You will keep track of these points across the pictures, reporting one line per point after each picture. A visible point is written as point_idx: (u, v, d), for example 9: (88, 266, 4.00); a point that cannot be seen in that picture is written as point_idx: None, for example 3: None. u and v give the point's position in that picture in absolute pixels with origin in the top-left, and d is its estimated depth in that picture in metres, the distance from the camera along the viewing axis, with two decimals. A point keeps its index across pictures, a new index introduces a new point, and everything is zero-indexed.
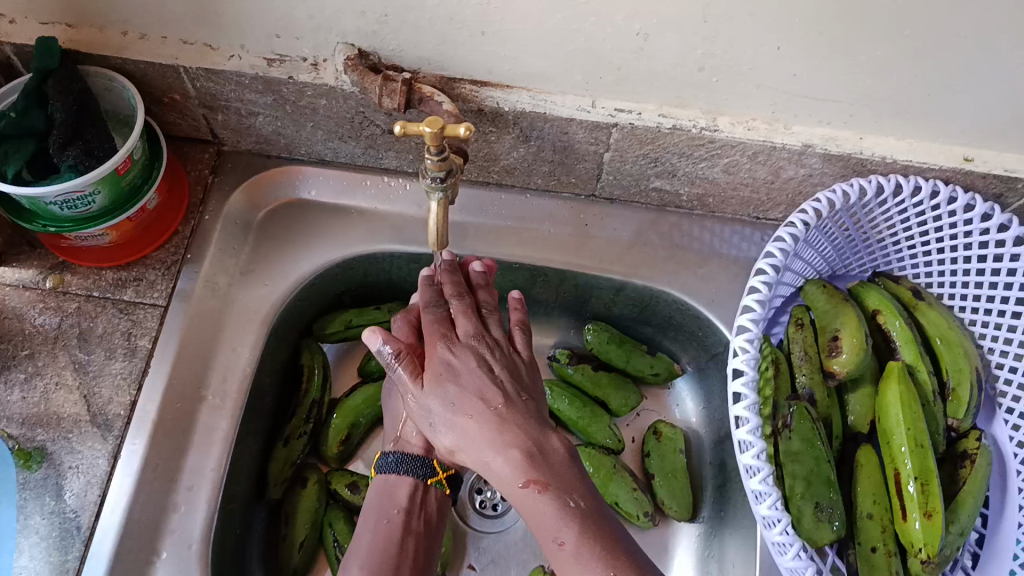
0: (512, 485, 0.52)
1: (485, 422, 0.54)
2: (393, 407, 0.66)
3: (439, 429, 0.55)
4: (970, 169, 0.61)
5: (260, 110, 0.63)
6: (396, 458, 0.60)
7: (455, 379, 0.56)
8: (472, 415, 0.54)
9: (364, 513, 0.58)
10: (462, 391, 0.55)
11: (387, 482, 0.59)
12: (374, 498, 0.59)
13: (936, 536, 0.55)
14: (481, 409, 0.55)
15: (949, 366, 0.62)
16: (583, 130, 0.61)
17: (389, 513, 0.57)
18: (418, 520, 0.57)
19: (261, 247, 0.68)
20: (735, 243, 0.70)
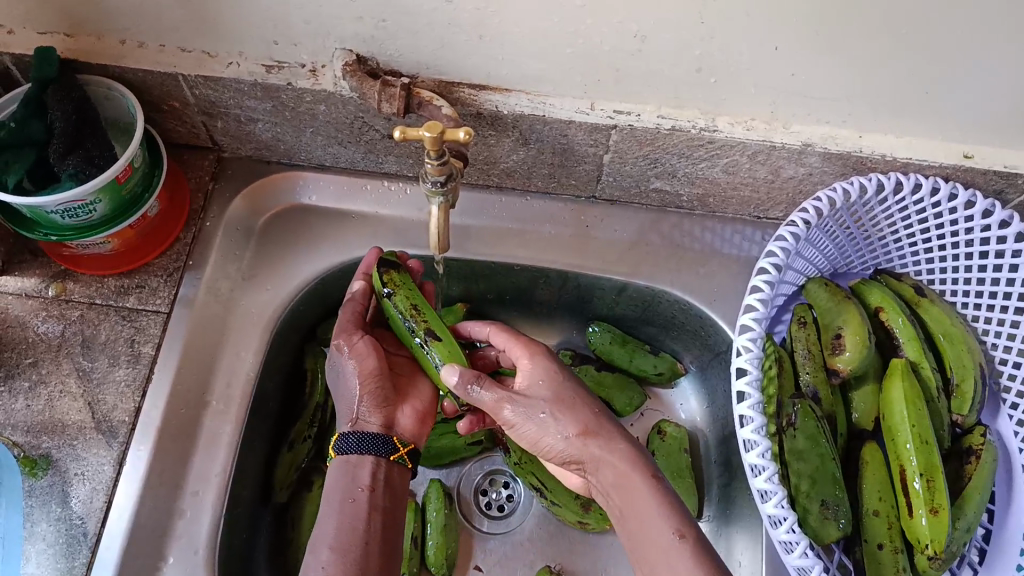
0: (624, 472, 0.52)
1: (594, 422, 0.54)
2: (342, 388, 0.59)
3: (547, 425, 0.54)
4: (970, 166, 0.61)
5: (259, 116, 0.64)
6: (358, 436, 0.56)
7: (556, 390, 0.55)
8: (581, 412, 0.54)
9: (328, 492, 0.55)
10: (570, 392, 0.55)
11: (349, 461, 0.56)
12: (336, 475, 0.56)
13: (943, 531, 0.55)
14: (591, 409, 0.55)
15: (952, 363, 0.62)
16: (581, 132, 0.61)
17: (353, 492, 0.55)
18: (379, 500, 0.55)
19: (262, 252, 0.68)
20: (736, 242, 0.70)
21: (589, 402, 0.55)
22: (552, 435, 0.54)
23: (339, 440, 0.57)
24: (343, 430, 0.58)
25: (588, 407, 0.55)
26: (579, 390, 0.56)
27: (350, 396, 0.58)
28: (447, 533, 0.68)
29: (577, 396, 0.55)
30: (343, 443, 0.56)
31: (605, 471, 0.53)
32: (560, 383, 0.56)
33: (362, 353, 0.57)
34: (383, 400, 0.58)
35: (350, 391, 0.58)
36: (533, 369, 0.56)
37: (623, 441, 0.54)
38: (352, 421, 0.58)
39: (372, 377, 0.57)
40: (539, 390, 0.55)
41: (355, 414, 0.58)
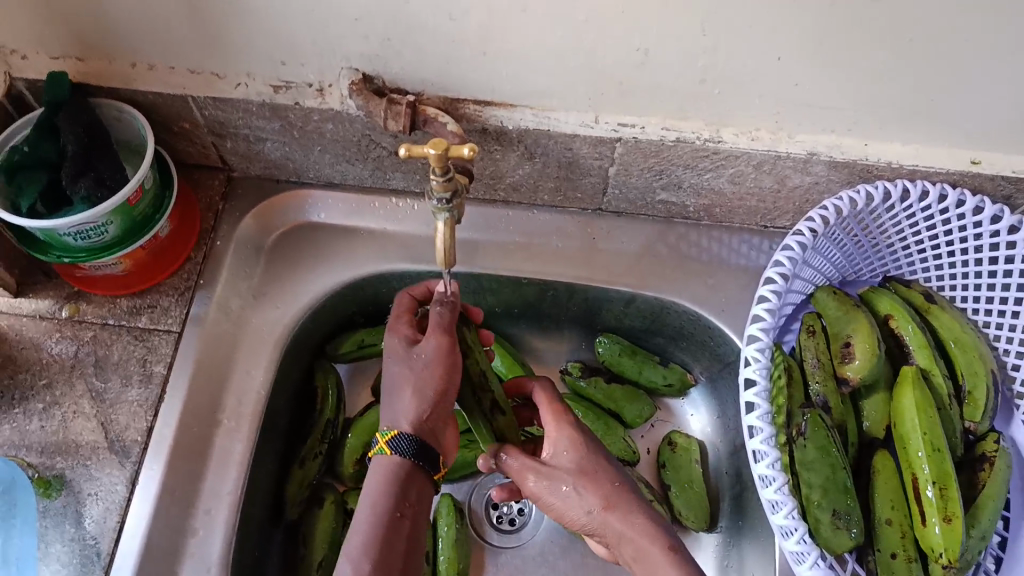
0: (645, 555, 0.49)
1: (614, 492, 0.51)
2: (407, 377, 0.54)
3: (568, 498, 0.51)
4: (978, 172, 0.61)
5: (268, 136, 0.64)
6: (412, 442, 0.53)
7: (578, 458, 0.52)
8: (596, 483, 0.51)
9: (372, 497, 0.52)
10: (592, 460, 0.52)
11: (394, 464, 0.53)
12: (381, 484, 0.53)
13: (956, 540, 0.55)
14: (613, 479, 0.52)
15: (963, 369, 0.62)
16: (586, 146, 0.61)
17: (400, 507, 0.52)
18: (415, 511, 0.53)
19: (272, 269, 0.68)
20: (744, 252, 0.70)
21: (610, 470, 0.52)
22: (572, 508, 0.51)
23: (394, 439, 0.53)
24: (399, 427, 0.53)
25: (606, 476, 0.52)
26: (601, 458, 0.53)
27: (424, 392, 0.54)
28: (460, 549, 0.67)
29: (600, 466, 0.52)
30: (399, 445, 0.53)
31: (625, 546, 0.50)
32: (580, 452, 0.53)
33: (445, 349, 0.55)
34: (443, 413, 0.55)
35: (422, 385, 0.54)
36: (560, 437, 0.53)
37: (641, 512, 0.50)
38: (411, 420, 0.54)
39: (447, 374, 0.55)
40: (562, 459, 0.52)
41: (417, 413, 0.54)
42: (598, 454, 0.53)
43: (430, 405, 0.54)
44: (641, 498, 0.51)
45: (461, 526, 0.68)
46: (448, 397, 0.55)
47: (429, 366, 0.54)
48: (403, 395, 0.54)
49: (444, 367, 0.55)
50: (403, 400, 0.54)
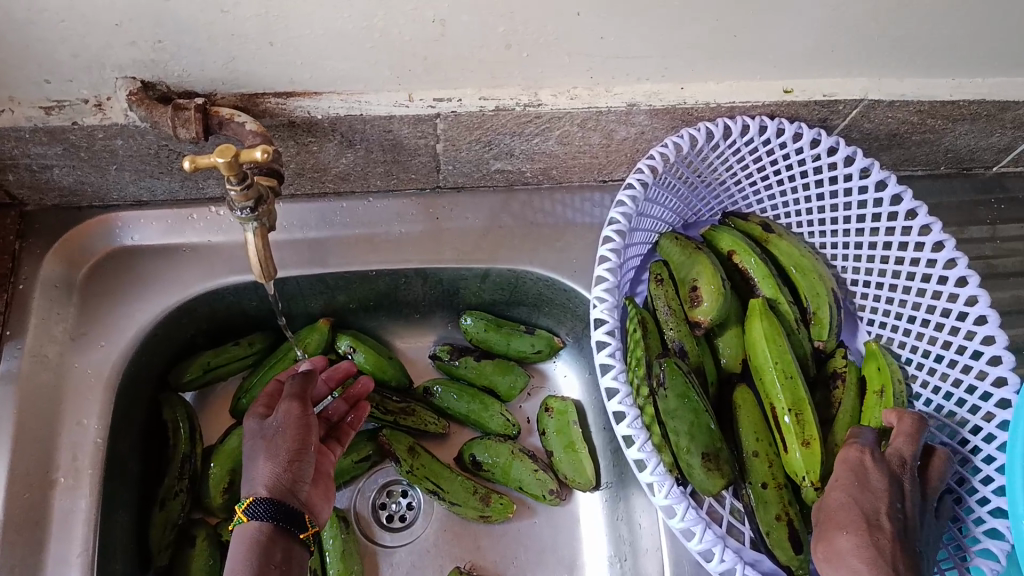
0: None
1: (860, 532, 0.48)
2: (260, 448, 0.55)
3: (823, 537, 0.50)
4: (792, 100, 0.62)
5: (53, 162, 0.57)
6: (272, 506, 0.53)
7: (850, 484, 0.51)
8: (838, 528, 0.49)
9: (234, 568, 0.51)
10: (847, 505, 0.50)
11: (259, 533, 0.52)
12: (244, 549, 0.52)
13: (817, 462, 0.56)
14: (868, 521, 0.49)
15: (807, 293, 0.64)
16: (406, 126, 0.58)
17: (268, 570, 0.51)
18: (284, 569, 0.52)
19: (89, 306, 0.62)
20: (588, 209, 0.70)
21: (862, 521, 0.49)
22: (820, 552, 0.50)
23: (251, 506, 0.53)
24: (257, 493, 0.53)
25: (847, 527, 0.49)
26: (856, 505, 0.50)
27: (277, 455, 0.55)
28: (349, 559, 0.65)
29: (855, 518, 0.49)
30: (256, 511, 0.52)
31: None
32: (855, 489, 0.51)
33: (296, 415, 0.57)
34: (300, 475, 0.55)
35: (276, 450, 0.55)
36: (846, 455, 0.53)
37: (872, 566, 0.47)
38: (268, 487, 0.54)
39: (299, 437, 0.56)
40: (834, 497, 0.51)
41: (275, 478, 0.54)
42: (857, 502, 0.50)
43: (285, 467, 0.55)
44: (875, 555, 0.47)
45: (349, 535, 0.66)
46: (303, 458, 0.56)
47: (282, 430, 0.56)
48: (257, 464, 0.55)
49: (296, 430, 0.56)
50: (257, 466, 0.54)
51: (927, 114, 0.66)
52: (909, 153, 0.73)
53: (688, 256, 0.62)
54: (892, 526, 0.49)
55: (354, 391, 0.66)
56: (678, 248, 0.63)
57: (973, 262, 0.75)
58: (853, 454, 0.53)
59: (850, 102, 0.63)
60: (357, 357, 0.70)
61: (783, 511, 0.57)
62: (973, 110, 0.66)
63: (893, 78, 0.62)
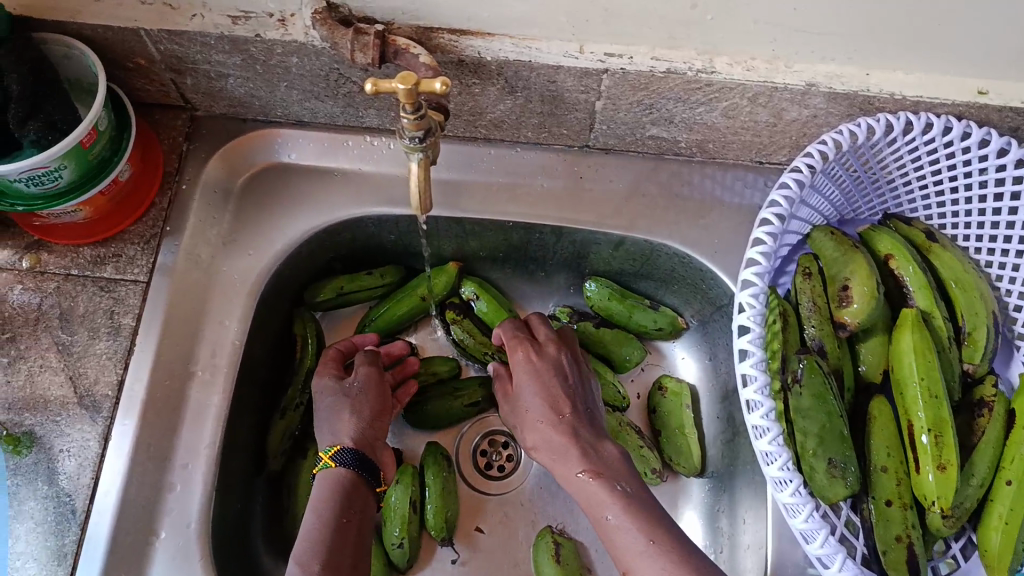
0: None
1: (555, 413, 0.59)
2: (343, 404, 0.59)
3: (549, 433, 0.58)
4: (984, 103, 0.57)
5: (230, 71, 0.60)
6: (357, 455, 0.56)
7: (527, 384, 0.61)
8: (532, 418, 0.60)
9: (319, 507, 0.53)
10: (534, 402, 0.60)
11: (342, 478, 0.55)
12: (327, 492, 0.54)
13: (950, 488, 0.53)
14: (553, 410, 0.59)
15: (964, 310, 0.59)
16: (571, 78, 0.57)
17: (348, 514, 0.53)
18: (361, 517, 0.54)
19: (242, 215, 0.65)
20: (738, 189, 0.67)
21: (553, 416, 0.59)
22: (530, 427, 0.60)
23: (337, 453, 0.56)
24: (343, 443, 0.57)
25: (549, 425, 0.58)
26: (535, 396, 0.60)
27: (362, 413, 0.59)
28: (446, 498, 0.66)
29: (553, 416, 0.59)
30: (343, 459, 0.56)
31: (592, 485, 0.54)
32: (542, 390, 0.60)
33: (375, 378, 0.62)
34: (379, 434, 0.60)
35: (360, 406, 0.59)
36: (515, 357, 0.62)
37: (567, 450, 0.57)
38: (354, 438, 0.58)
39: (380, 398, 0.61)
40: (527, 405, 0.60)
41: (359, 433, 0.58)
42: (535, 391, 0.60)
43: (368, 424, 0.59)
44: (620, 492, 0.53)
45: (449, 474, 0.67)
46: (381, 420, 0.60)
47: (364, 391, 0.61)
48: (344, 419, 0.59)
49: (376, 392, 0.61)
50: (342, 419, 0.58)
51: None
52: None
53: (846, 249, 0.58)
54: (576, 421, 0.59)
55: (405, 368, 0.67)
56: (834, 243, 0.59)
57: None
58: (520, 347, 0.62)
59: None
60: (480, 304, 0.71)
61: (904, 533, 0.54)
62: None
63: None
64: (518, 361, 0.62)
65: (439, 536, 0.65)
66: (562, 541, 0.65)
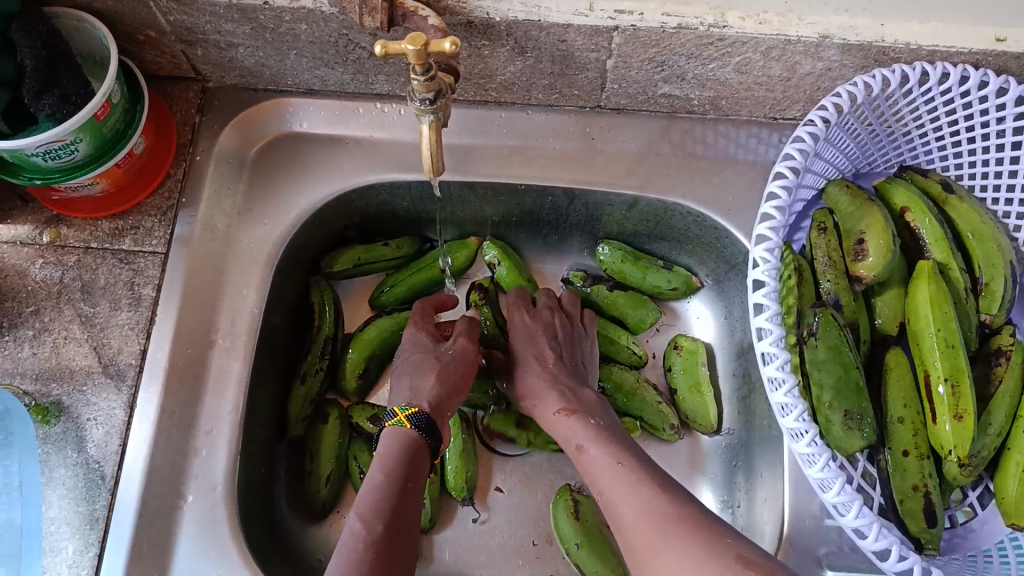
0: (613, 495, 0.52)
1: (537, 363, 0.64)
2: (434, 367, 0.62)
3: (531, 381, 0.64)
4: (1003, 51, 0.56)
5: (239, 40, 0.60)
6: (430, 421, 0.59)
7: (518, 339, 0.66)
8: (520, 369, 0.65)
9: (386, 464, 0.55)
10: (519, 354, 0.66)
11: (411, 440, 0.57)
12: (394, 453, 0.56)
13: (967, 437, 0.53)
14: (536, 361, 0.64)
15: (981, 262, 0.59)
16: (581, 36, 0.57)
17: (412, 477, 0.55)
18: (419, 483, 0.56)
19: (257, 185, 0.66)
20: (751, 146, 0.67)
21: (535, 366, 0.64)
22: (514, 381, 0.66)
23: (414, 414, 0.59)
24: (421, 405, 0.60)
25: (531, 373, 0.64)
26: (523, 349, 0.66)
27: (447, 381, 0.62)
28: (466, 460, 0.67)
29: (536, 367, 0.64)
30: (418, 421, 0.58)
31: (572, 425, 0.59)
32: (527, 343, 0.66)
33: (468, 353, 0.64)
34: (453, 406, 0.62)
35: (450, 374, 0.62)
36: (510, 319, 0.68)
37: (546, 395, 0.62)
38: (431, 403, 0.60)
39: (466, 372, 0.63)
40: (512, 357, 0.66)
41: (438, 400, 0.60)
42: (523, 345, 0.66)
43: (447, 393, 0.61)
44: (592, 425, 0.59)
45: (468, 436, 0.68)
46: (460, 394, 0.62)
47: (455, 360, 0.63)
48: (427, 378, 0.61)
49: (466, 367, 0.64)
50: (425, 381, 0.61)
51: None
52: None
53: (857, 202, 0.58)
54: (557, 372, 0.64)
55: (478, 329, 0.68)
56: (848, 196, 0.59)
57: None
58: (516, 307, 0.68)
59: None
60: (501, 270, 0.71)
61: (921, 483, 0.54)
62: None
63: None
64: (519, 321, 0.67)
65: (460, 497, 0.66)
66: (580, 499, 0.66)
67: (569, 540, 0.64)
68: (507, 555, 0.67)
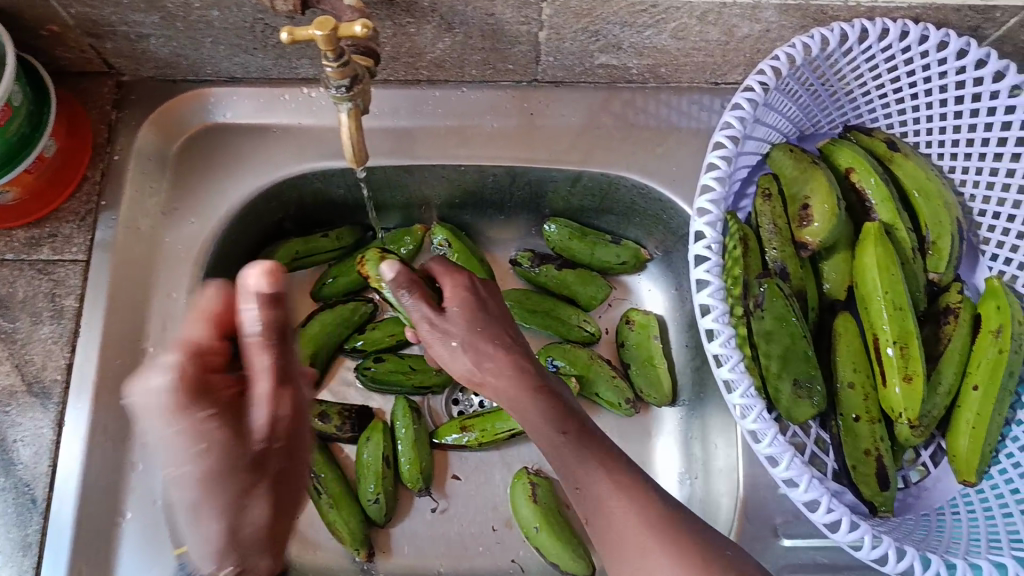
0: (601, 499, 0.50)
1: (504, 344, 0.55)
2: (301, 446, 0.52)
3: (501, 363, 0.54)
4: (942, 3, 0.55)
5: (150, 30, 0.56)
6: None
7: (474, 309, 0.54)
8: (481, 345, 0.54)
9: None
10: (480, 328, 0.54)
11: None
12: None
13: (917, 400, 0.53)
14: (503, 342, 0.55)
15: (927, 221, 0.58)
16: (510, 9, 0.54)
17: None
18: None
19: (182, 183, 0.63)
20: (693, 114, 0.65)
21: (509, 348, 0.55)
22: (457, 354, 0.54)
23: None
24: None
25: (497, 350, 0.54)
26: (483, 322, 0.54)
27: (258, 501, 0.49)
28: (419, 449, 0.66)
29: (509, 348, 0.55)
30: None
31: (557, 418, 0.52)
32: (485, 315, 0.55)
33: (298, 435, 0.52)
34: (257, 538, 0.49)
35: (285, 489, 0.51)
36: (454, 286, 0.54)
37: (525, 383, 0.54)
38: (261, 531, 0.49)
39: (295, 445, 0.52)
40: (463, 328, 0.54)
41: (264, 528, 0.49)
42: (482, 316, 0.54)
43: (255, 515, 0.48)
44: (580, 417, 0.53)
45: (420, 425, 0.67)
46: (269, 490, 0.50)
47: (284, 460, 0.51)
48: (247, 509, 0.48)
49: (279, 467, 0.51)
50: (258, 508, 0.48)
51: None
52: None
53: (803, 165, 0.57)
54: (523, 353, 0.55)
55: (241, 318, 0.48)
56: (793, 160, 0.58)
57: None
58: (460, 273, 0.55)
59: (1009, 10, 0.55)
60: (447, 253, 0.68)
61: (872, 446, 0.54)
62: None
63: None
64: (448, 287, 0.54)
65: (416, 487, 0.65)
66: (538, 481, 0.65)
67: (529, 524, 0.63)
68: (467, 542, 0.66)
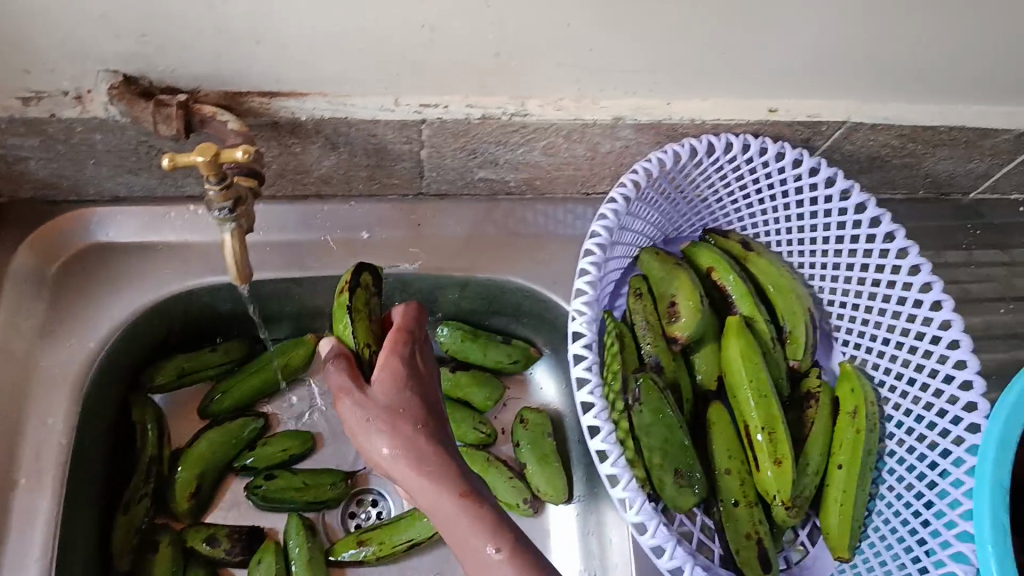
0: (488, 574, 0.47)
1: (417, 419, 0.51)
2: None
3: (410, 439, 0.50)
4: (776, 120, 0.62)
5: (29, 153, 0.56)
6: None
7: (398, 384, 0.51)
8: (396, 420, 0.50)
9: None
10: (395, 403, 0.50)
11: None
12: None
13: (787, 481, 0.57)
14: (418, 420, 0.51)
15: (783, 313, 0.64)
16: (390, 130, 0.58)
17: None
18: None
19: (61, 303, 0.61)
20: (570, 222, 0.70)
21: (421, 425, 0.51)
22: (372, 430, 0.50)
23: None
24: None
25: (413, 425, 0.50)
26: (406, 397, 0.51)
27: None
28: (314, 569, 0.64)
29: (422, 424, 0.51)
30: None
31: (451, 492, 0.49)
32: (405, 390, 0.51)
33: None
34: None
35: None
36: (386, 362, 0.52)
37: (432, 456, 0.50)
38: None
39: None
40: (384, 398, 0.50)
41: None
42: (408, 391, 0.51)
43: None
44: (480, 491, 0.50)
45: (316, 543, 0.65)
46: None
47: None
48: None
49: None
50: None
51: (908, 139, 0.66)
52: (890, 177, 0.72)
53: (666, 265, 0.62)
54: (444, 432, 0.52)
55: None
56: (660, 264, 0.63)
57: (948, 286, 0.75)
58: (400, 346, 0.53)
59: (832, 124, 0.63)
60: None
61: (752, 530, 0.57)
62: (953, 137, 0.67)
63: (875, 101, 0.63)
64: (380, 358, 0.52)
65: None
66: None
67: None
68: None
